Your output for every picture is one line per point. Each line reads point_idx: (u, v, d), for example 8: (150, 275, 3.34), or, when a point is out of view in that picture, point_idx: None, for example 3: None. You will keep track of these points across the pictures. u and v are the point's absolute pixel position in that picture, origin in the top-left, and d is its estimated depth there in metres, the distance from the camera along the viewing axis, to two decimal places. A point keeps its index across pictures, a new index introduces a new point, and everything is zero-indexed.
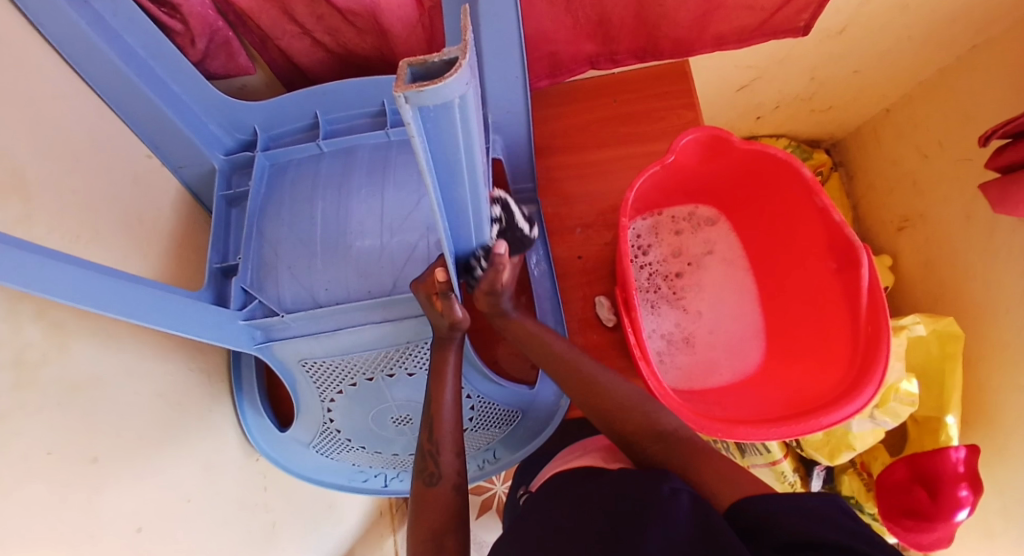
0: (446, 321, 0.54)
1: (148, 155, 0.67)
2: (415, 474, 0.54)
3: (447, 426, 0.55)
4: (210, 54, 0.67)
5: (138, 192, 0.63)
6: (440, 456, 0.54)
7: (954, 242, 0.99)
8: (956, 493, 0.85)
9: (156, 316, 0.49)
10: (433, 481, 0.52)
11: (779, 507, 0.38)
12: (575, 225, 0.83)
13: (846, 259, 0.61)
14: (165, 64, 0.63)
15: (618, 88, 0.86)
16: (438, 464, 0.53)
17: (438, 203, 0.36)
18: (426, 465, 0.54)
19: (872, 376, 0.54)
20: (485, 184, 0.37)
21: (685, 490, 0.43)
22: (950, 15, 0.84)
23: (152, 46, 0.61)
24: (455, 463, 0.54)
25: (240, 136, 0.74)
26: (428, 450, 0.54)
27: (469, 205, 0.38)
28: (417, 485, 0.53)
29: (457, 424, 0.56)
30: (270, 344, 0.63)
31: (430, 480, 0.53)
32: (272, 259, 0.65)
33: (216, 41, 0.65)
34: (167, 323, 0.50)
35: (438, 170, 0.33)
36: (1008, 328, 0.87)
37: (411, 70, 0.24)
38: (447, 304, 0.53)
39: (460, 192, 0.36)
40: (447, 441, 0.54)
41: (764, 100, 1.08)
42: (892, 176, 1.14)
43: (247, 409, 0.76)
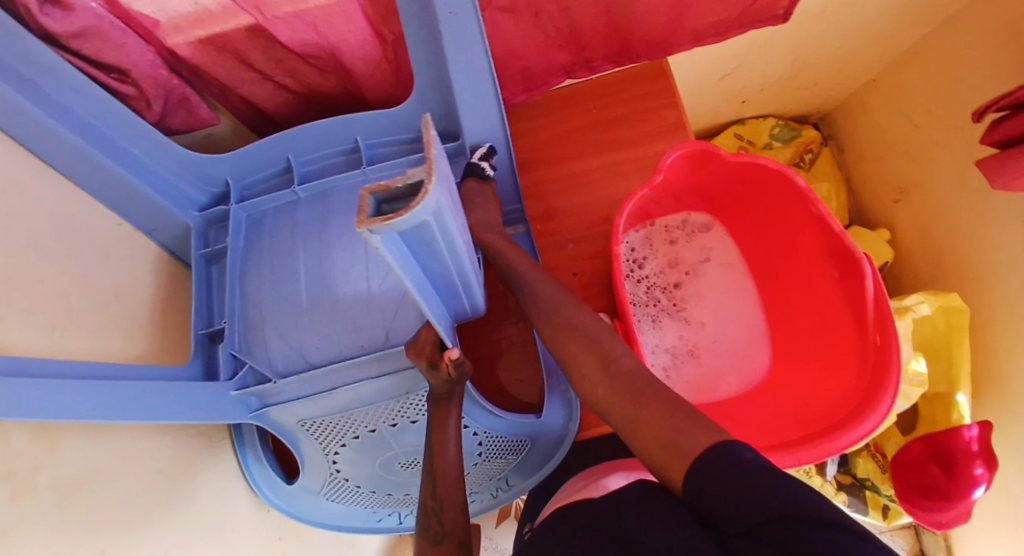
0: (456, 377, 0.54)
1: (119, 224, 0.64)
2: (419, 532, 0.54)
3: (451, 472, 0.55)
4: (168, 113, 0.64)
5: (113, 266, 0.60)
6: (444, 513, 0.53)
7: (951, 212, 0.97)
8: (971, 470, 0.84)
9: (141, 409, 0.48)
10: (438, 539, 0.52)
11: (725, 488, 0.37)
12: (566, 241, 0.80)
13: (848, 267, 0.58)
14: (123, 131, 0.61)
15: (596, 94, 0.83)
16: (442, 522, 0.53)
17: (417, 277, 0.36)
18: (430, 524, 0.53)
19: (885, 388, 0.52)
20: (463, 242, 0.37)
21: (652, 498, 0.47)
22: None
23: (108, 115, 0.59)
24: (460, 519, 0.53)
25: (213, 190, 0.71)
26: (432, 507, 0.54)
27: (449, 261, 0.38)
28: (422, 543, 0.53)
29: (461, 479, 0.56)
30: (265, 409, 0.62)
31: (435, 538, 0.52)
32: (258, 320, 0.64)
33: (172, 101, 0.63)
34: (157, 414, 0.50)
35: (414, 255, 0.32)
36: (1009, 295, 0.86)
37: (375, 195, 0.23)
38: (455, 368, 0.53)
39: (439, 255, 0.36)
40: (451, 496, 0.54)
41: (747, 84, 1.05)
42: (884, 147, 1.11)
43: (252, 464, 0.75)
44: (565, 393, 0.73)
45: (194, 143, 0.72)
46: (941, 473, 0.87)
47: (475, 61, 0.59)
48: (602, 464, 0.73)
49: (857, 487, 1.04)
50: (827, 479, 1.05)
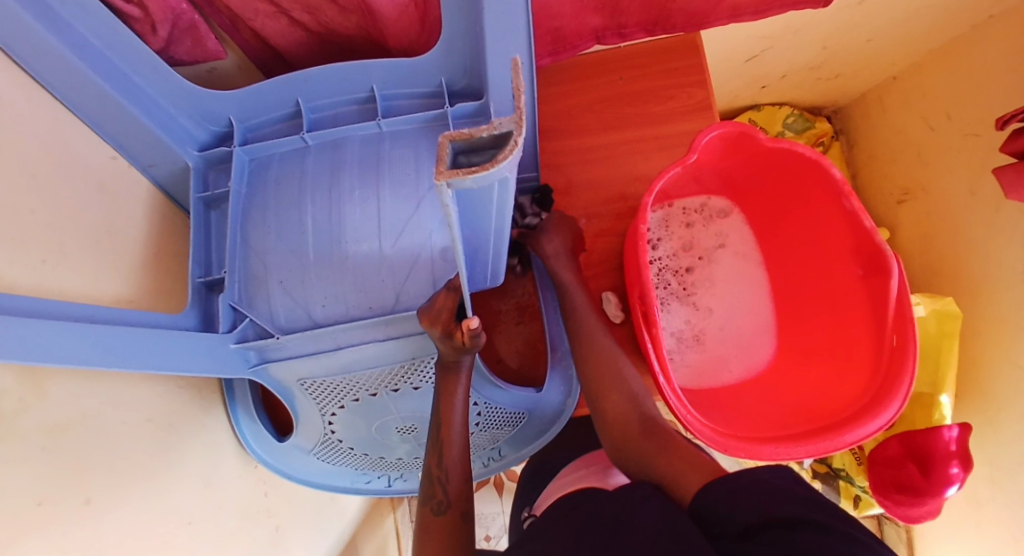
0: (469, 348, 0.52)
1: (113, 156, 0.59)
2: (422, 500, 0.54)
3: (457, 439, 0.55)
4: (174, 40, 0.59)
5: (105, 202, 0.56)
6: (449, 482, 0.53)
7: (957, 219, 0.98)
8: (947, 470, 0.87)
9: (144, 358, 0.46)
10: (443, 509, 0.52)
11: (743, 492, 0.41)
12: (580, 216, 0.78)
13: (874, 266, 0.58)
14: (124, 54, 0.56)
15: (624, 64, 0.80)
16: (447, 491, 0.53)
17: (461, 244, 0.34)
18: (434, 492, 0.53)
19: (897, 389, 0.52)
20: (510, 208, 0.34)
21: (656, 496, 0.47)
22: None
23: (109, 36, 0.54)
24: (463, 490, 0.54)
25: (214, 128, 0.67)
26: (437, 476, 0.54)
27: (490, 224, 0.36)
28: (425, 511, 0.53)
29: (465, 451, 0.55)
30: (265, 364, 0.60)
31: (438, 507, 0.52)
32: (261, 272, 0.61)
33: (180, 26, 0.58)
34: (157, 364, 0.47)
35: (463, 213, 0.30)
36: (1005, 305, 0.88)
37: (454, 143, 0.21)
38: (470, 338, 0.51)
39: (484, 216, 0.33)
40: (456, 468, 0.54)
41: (771, 69, 1.02)
42: (895, 147, 1.11)
43: (241, 418, 0.73)
44: (567, 369, 0.72)
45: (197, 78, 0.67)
46: (918, 472, 0.90)
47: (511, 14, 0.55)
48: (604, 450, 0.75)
49: (830, 476, 1.10)
50: (802, 467, 1.10)
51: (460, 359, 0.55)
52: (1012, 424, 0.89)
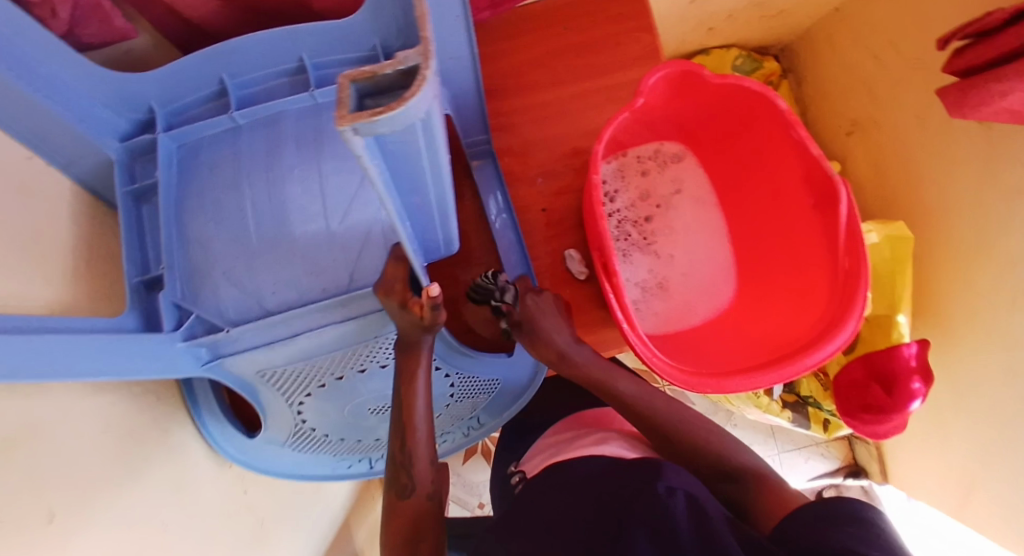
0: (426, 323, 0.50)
1: (30, 156, 0.54)
2: (388, 483, 0.55)
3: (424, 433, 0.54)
4: (78, 21, 0.53)
5: (27, 203, 0.51)
6: (414, 468, 0.54)
7: (908, 145, 1.00)
8: (909, 386, 0.92)
9: (83, 361, 0.44)
10: (407, 491, 0.54)
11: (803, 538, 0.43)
12: (537, 176, 0.77)
13: (824, 194, 0.58)
14: (32, 43, 0.49)
15: (568, 13, 0.76)
16: (412, 476, 0.54)
17: (398, 210, 0.32)
18: (399, 477, 0.54)
19: (853, 309, 0.54)
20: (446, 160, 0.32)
21: (680, 489, 0.48)
22: None
23: (16, 24, 0.47)
24: (429, 473, 0.55)
25: (134, 116, 0.62)
26: (400, 461, 0.54)
27: (433, 182, 0.33)
28: (390, 493, 0.55)
29: (431, 432, 0.55)
30: (219, 360, 0.57)
31: (403, 492, 0.54)
32: (202, 264, 0.57)
33: (82, 6, 0.51)
34: (98, 368, 0.45)
35: (392, 179, 0.28)
36: (956, 224, 0.92)
37: (357, 85, 0.18)
38: (429, 311, 0.49)
39: (421, 175, 0.31)
40: (421, 452, 0.54)
41: (716, 10, 1.01)
42: (842, 79, 1.12)
43: (207, 418, 0.70)
44: None
45: (110, 61, 0.61)
46: (882, 392, 0.95)
47: None
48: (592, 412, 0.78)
49: (799, 404, 1.15)
50: (774, 398, 1.15)
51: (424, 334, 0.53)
52: (966, 338, 0.94)
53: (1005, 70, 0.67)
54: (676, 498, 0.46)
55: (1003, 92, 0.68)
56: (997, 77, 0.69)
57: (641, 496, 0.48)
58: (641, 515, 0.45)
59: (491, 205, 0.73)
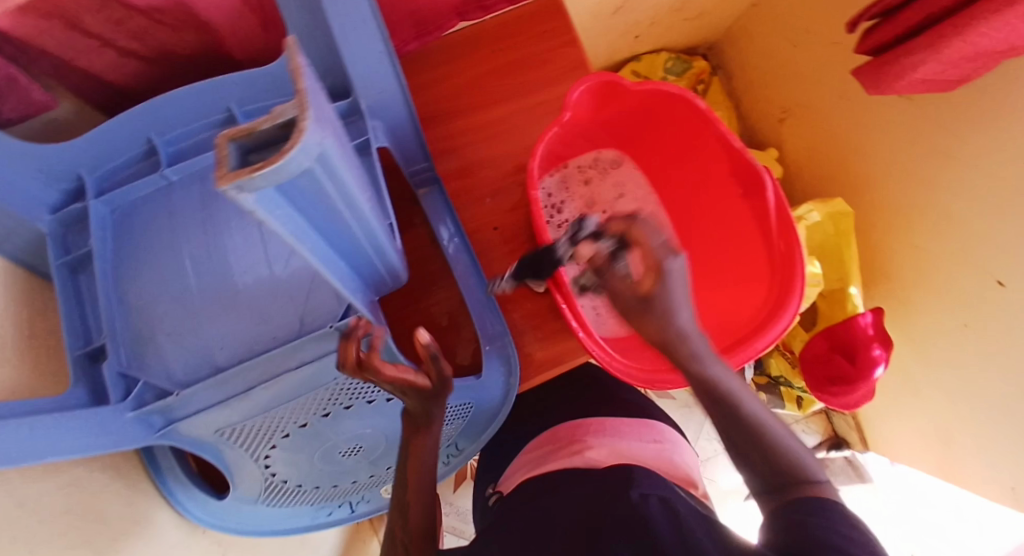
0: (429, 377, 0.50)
1: None
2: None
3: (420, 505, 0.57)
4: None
5: None
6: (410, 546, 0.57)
7: (836, 124, 1.05)
8: (871, 353, 0.95)
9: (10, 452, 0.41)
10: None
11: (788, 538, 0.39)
12: (484, 195, 0.78)
13: (751, 182, 0.61)
14: None
15: (495, 36, 0.78)
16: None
17: (320, 254, 0.32)
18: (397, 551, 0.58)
19: (793, 290, 0.56)
20: (362, 197, 0.32)
21: (652, 494, 0.50)
22: None
23: None
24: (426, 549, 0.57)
25: (66, 185, 0.59)
26: (400, 539, 0.57)
27: (352, 219, 0.33)
28: None
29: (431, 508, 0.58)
30: (173, 425, 0.56)
31: None
32: (146, 328, 0.55)
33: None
34: (27, 456, 0.43)
35: (304, 227, 0.27)
36: (891, 193, 0.97)
37: (235, 143, 0.18)
38: (432, 363, 0.50)
39: (338, 214, 0.30)
40: (416, 531, 0.57)
41: (639, 18, 1.05)
42: (767, 69, 1.18)
43: (173, 485, 0.67)
44: (503, 348, 0.71)
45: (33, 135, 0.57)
46: (847, 362, 0.98)
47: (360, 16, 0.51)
48: (564, 424, 0.77)
49: (772, 385, 1.19)
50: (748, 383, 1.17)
51: (436, 399, 0.52)
52: (918, 299, 0.99)
53: (915, 44, 0.71)
54: (649, 503, 0.49)
55: (917, 64, 0.72)
56: (910, 50, 0.72)
57: (616, 500, 0.50)
58: (623, 529, 0.46)
59: (443, 233, 0.74)
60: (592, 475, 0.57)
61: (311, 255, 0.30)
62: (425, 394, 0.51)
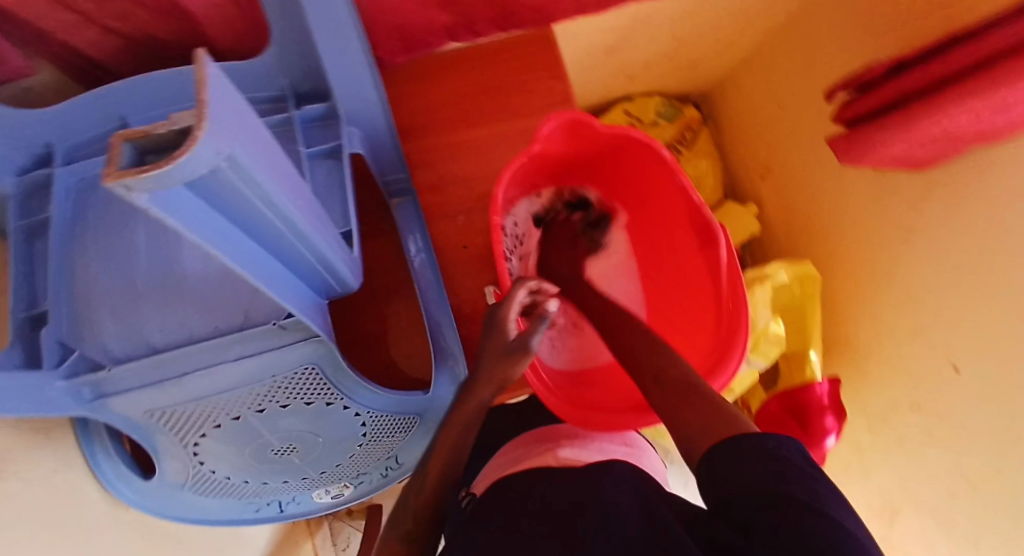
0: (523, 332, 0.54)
1: None
2: (388, 530, 0.52)
3: (436, 481, 0.52)
4: None
5: None
6: (419, 510, 0.51)
7: (811, 187, 1.08)
8: (824, 421, 0.98)
9: None
10: (412, 540, 0.50)
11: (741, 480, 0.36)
12: (456, 213, 0.79)
13: (706, 237, 0.63)
14: None
15: (484, 60, 0.80)
16: (414, 520, 0.50)
17: (241, 259, 0.32)
18: (402, 521, 0.51)
19: (735, 346, 0.57)
20: (293, 204, 0.33)
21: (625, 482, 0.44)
22: None
23: None
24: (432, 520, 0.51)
25: (35, 151, 0.59)
26: (410, 503, 0.52)
27: (281, 226, 0.34)
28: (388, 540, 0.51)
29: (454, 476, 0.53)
30: (103, 400, 0.55)
31: (405, 536, 0.50)
32: (89, 301, 0.55)
33: None
34: None
35: (217, 228, 0.28)
36: (855, 260, 1.00)
37: (133, 144, 0.19)
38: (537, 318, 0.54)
39: (264, 218, 0.31)
40: (430, 489, 0.52)
41: (633, 60, 1.08)
42: (752, 125, 1.21)
43: (101, 461, 0.65)
44: (452, 366, 0.71)
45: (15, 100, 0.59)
46: (799, 427, 1.00)
47: (343, 26, 0.52)
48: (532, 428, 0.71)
49: None
50: None
51: (514, 354, 0.52)
52: (873, 367, 1.01)
53: (887, 119, 0.71)
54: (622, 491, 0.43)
55: (887, 139, 0.72)
56: (883, 126, 0.72)
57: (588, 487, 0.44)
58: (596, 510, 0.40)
59: (412, 247, 0.74)
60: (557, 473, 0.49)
61: (226, 260, 0.30)
62: (506, 345, 0.53)
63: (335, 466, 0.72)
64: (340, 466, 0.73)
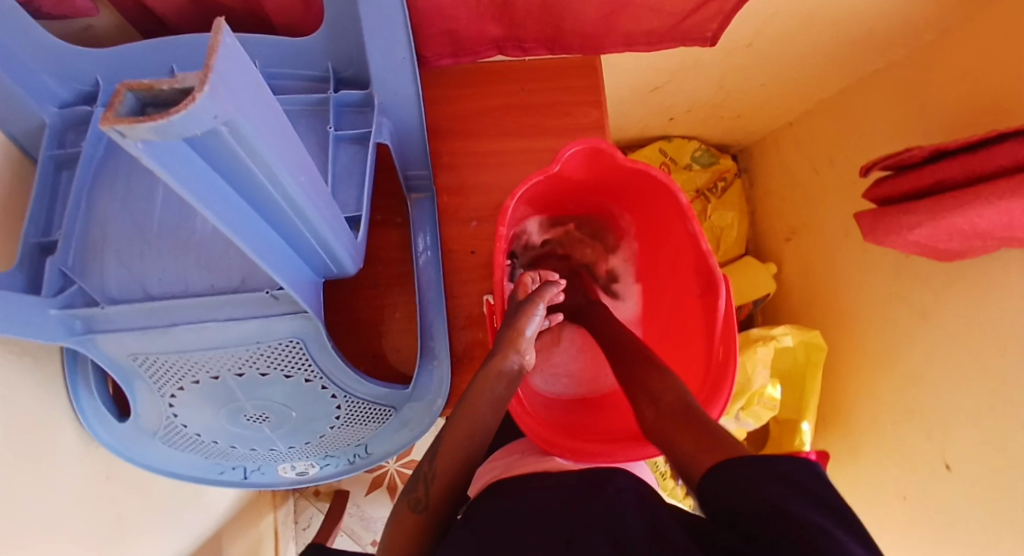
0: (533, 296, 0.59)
1: None
2: (402, 496, 0.49)
3: (454, 462, 0.49)
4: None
5: None
6: (434, 483, 0.48)
7: (831, 259, 1.06)
8: None
9: None
10: (422, 508, 0.47)
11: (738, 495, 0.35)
12: (471, 219, 0.79)
13: (708, 286, 0.62)
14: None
15: (526, 76, 0.81)
16: (428, 491, 0.48)
17: (232, 224, 0.32)
18: (416, 490, 0.49)
19: (717, 400, 0.55)
20: (296, 182, 0.33)
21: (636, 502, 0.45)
22: (855, 38, 0.86)
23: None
24: (447, 495, 0.48)
25: (80, 87, 0.62)
26: (424, 473, 0.49)
27: (280, 200, 0.34)
28: (401, 507, 0.49)
29: (472, 458, 0.50)
30: (92, 335, 0.56)
31: (417, 506, 0.48)
32: (98, 239, 0.57)
33: None
34: None
35: (210, 190, 0.28)
36: (864, 341, 0.97)
37: (136, 95, 0.20)
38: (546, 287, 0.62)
39: (263, 189, 0.32)
40: (446, 468, 0.49)
41: (676, 102, 1.08)
42: (784, 187, 1.20)
43: (82, 396, 0.67)
44: (435, 364, 0.71)
45: (69, 35, 0.63)
46: None
47: (392, 19, 0.54)
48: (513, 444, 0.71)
49: None
50: (680, 483, 1.12)
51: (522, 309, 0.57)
52: (867, 451, 0.98)
53: (918, 205, 0.70)
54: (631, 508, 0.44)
55: (913, 225, 0.71)
56: (911, 211, 0.71)
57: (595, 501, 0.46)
58: (603, 525, 0.41)
59: (420, 245, 0.75)
60: (555, 488, 0.50)
61: (218, 222, 0.31)
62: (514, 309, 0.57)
63: (304, 443, 0.72)
64: (310, 444, 0.73)
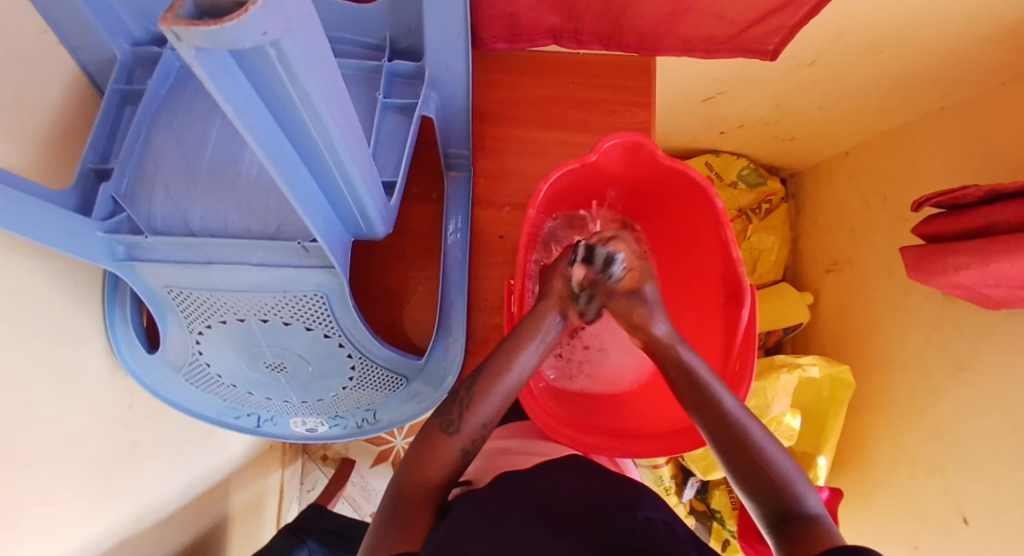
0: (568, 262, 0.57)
1: (44, 30, 0.57)
2: (436, 413, 0.50)
3: (497, 397, 0.49)
4: None
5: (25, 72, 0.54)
6: (467, 410, 0.49)
7: (871, 297, 1.01)
8: None
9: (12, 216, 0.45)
10: (449, 429, 0.48)
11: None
12: (504, 204, 0.80)
13: (733, 296, 0.61)
14: None
15: (578, 70, 0.81)
16: (461, 417, 0.49)
17: (270, 155, 0.34)
18: (450, 411, 0.49)
19: None
20: (334, 124, 0.34)
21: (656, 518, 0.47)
22: (929, 68, 0.82)
23: None
24: (478, 428, 0.49)
25: (154, 30, 0.66)
26: (461, 398, 0.50)
27: (318, 140, 0.35)
28: (433, 424, 0.50)
29: (508, 398, 0.51)
30: (132, 262, 0.59)
31: (447, 428, 0.49)
32: (153, 172, 0.62)
33: None
34: (21, 226, 0.46)
35: (253, 117, 0.29)
36: (894, 386, 0.93)
37: (195, 2, 0.21)
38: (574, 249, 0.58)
39: (304, 124, 0.33)
40: (486, 402, 0.49)
41: (728, 116, 1.06)
42: (831, 217, 1.15)
43: (116, 322, 0.71)
44: (449, 341, 0.72)
45: None
46: None
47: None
48: (516, 432, 0.71)
49: (705, 515, 1.11)
50: (683, 500, 1.11)
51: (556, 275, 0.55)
52: (883, 500, 0.94)
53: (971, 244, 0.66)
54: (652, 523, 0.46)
55: (960, 266, 0.67)
56: (959, 249, 0.67)
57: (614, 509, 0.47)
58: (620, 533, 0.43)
59: (452, 225, 0.76)
60: (600, 520, 0.45)
61: (256, 151, 0.32)
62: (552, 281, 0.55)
63: (315, 400, 0.74)
64: (321, 401, 0.75)
